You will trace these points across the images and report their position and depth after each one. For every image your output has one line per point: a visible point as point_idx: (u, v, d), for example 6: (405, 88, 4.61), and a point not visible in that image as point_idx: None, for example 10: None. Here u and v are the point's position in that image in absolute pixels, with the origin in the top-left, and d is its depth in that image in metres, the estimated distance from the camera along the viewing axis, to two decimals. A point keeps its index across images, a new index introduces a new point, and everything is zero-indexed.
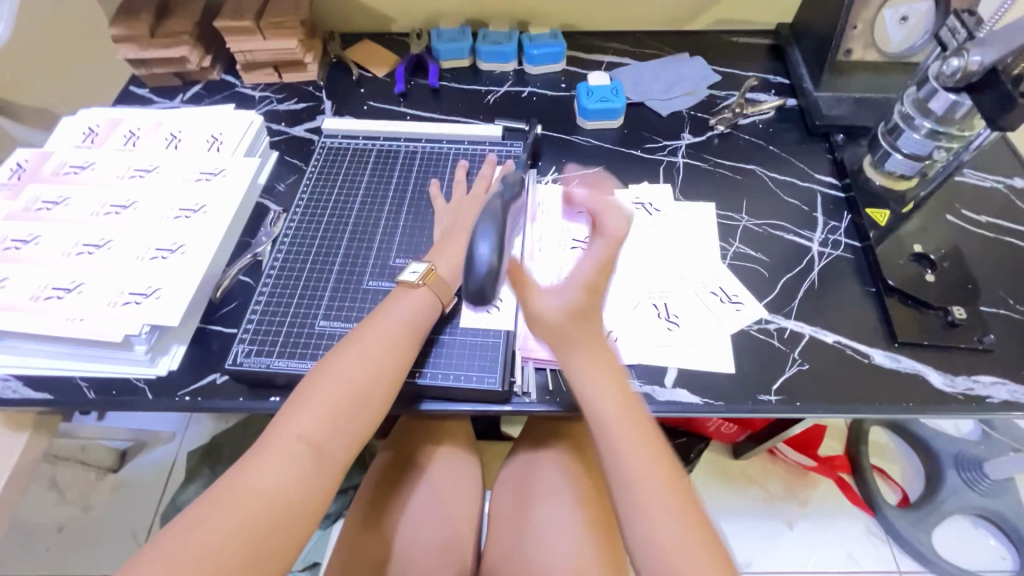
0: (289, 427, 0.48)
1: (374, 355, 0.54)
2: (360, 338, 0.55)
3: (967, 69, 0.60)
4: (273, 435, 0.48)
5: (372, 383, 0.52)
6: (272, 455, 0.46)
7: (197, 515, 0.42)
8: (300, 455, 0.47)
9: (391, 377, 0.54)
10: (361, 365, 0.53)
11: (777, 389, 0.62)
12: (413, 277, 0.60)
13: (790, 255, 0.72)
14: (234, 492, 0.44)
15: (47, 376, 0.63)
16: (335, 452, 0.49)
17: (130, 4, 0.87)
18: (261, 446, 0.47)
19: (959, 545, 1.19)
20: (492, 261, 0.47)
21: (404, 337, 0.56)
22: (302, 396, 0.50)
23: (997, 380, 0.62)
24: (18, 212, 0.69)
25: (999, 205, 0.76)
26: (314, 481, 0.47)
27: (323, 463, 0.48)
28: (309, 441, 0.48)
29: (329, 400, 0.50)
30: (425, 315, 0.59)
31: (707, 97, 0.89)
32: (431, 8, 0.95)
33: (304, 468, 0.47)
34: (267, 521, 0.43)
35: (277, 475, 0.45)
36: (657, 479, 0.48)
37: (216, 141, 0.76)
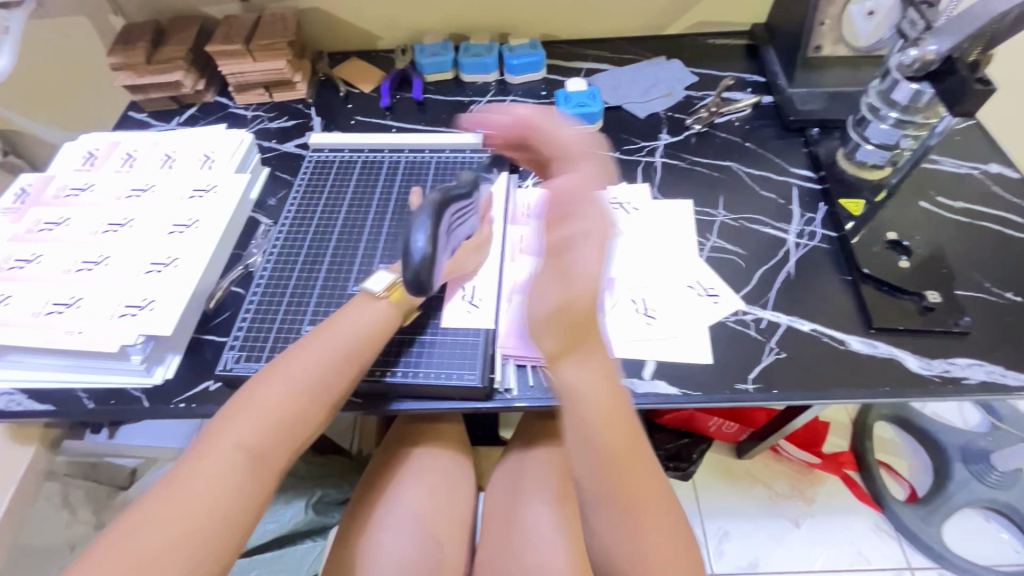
0: (228, 433, 0.49)
1: (320, 362, 0.56)
2: (310, 347, 0.57)
3: (925, 59, 0.63)
4: (211, 439, 0.49)
5: (317, 390, 0.55)
6: (209, 460, 0.47)
7: (137, 516, 0.43)
8: (239, 459, 0.48)
9: (335, 384, 0.56)
10: (307, 372, 0.55)
11: (754, 378, 0.63)
12: (376, 288, 0.64)
13: (766, 247, 0.74)
14: (174, 495, 0.45)
15: (50, 388, 0.66)
16: (274, 458, 0.50)
17: (127, 34, 0.91)
18: (199, 452, 0.48)
19: (970, 539, 1.17)
20: (427, 251, 0.55)
21: (356, 350, 0.59)
22: (245, 402, 0.52)
23: (974, 362, 0.63)
24: (22, 233, 0.72)
25: (976, 191, 0.77)
26: (253, 485, 0.48)
27: (262, 468, 0.49)
28: (248, 445, 0.49)
29: (271, 405, 0.52)
30: (379, 324, 0.62)
31: (685, 98, 0.91)
32: (415, 24, 0.99)
33: (245, 471, 0.48)
34: (205, 521, 0.44)
35: (216, 478, 0.46)
36: (635, 490, 0.49)
37: (208, 159, 0.80)
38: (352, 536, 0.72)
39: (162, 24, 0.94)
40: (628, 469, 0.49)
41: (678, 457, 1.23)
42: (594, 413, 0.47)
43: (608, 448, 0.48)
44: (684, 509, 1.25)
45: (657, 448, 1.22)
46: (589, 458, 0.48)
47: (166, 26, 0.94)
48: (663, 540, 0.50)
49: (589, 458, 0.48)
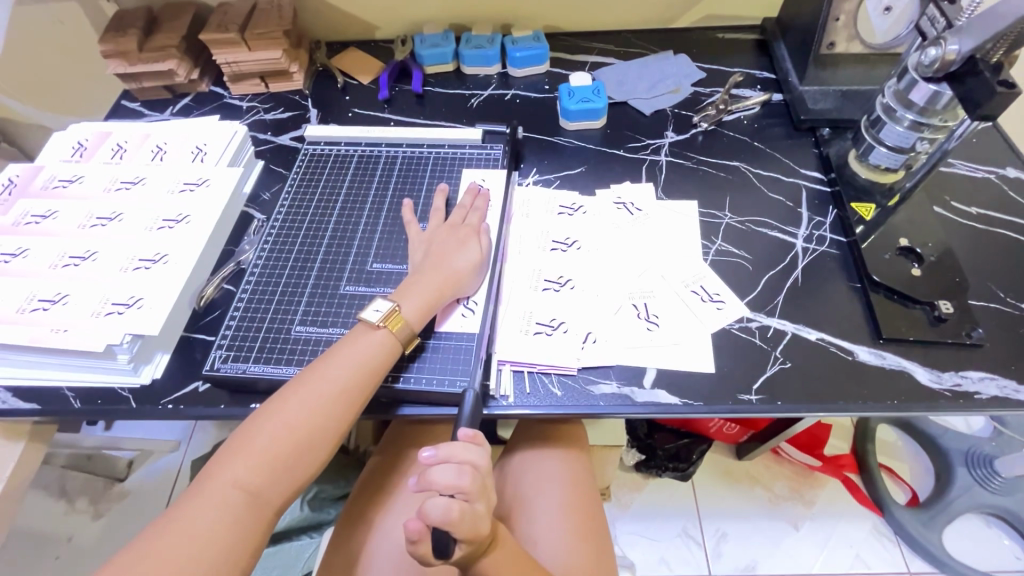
0: (223, 474, 0.50)
1: (317, 401, 0.54)
2: (307, 382, 0.55)
3: (946, 58, 0.60)
4: (207, 479, 0.50)
5: (313, 431, 0.53)
6: (204, 501, 0.48)
7: (133, 555, 0.46)
8: (232, 501, 0.49)
9: (332, 424, 0.54)
10: (302, 412, 0.53)
11: (758, 388, 0.61)
12: (375, 317, 0.59)
13: (773, 252, 0.71)
14: (171, 535, 0.47)
15: (36, 386, 0.64)
16: (269, 497, 0.51)
17: (118, 21, 0.88)
18: (196, 490, 0.49)
19: (971, 546, 1.16)
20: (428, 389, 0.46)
21: (353, 385, 0.55)
22: (241, 442, 0.52)
23: (986, 375, 0.61)
24: (8, 226, 0.71)
25: (991, 196, 0.74)
26: (246, 527, 0.49)
27: (255, 509, 0.50)
28: (243, 487, 0.49)
29: (266, 447, 0.51)
30: (382, 358, 0.58)
31: (692, 95, 0.88)
32: (415, 14, 0.96)
33: (237, 514, 0.49)
34: (198, 563, 0.46)
35: (209, 520, 0.48)
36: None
37: (200, 153, 0.78)
38: (345, 541, 0.72)
39: (156, 11, 0.92)
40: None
41: (676, 457, 1.21)
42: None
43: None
44: (682, 511, 1.23)
45: (656, 448, 1.21)
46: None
47: (159, 13, 0.91)
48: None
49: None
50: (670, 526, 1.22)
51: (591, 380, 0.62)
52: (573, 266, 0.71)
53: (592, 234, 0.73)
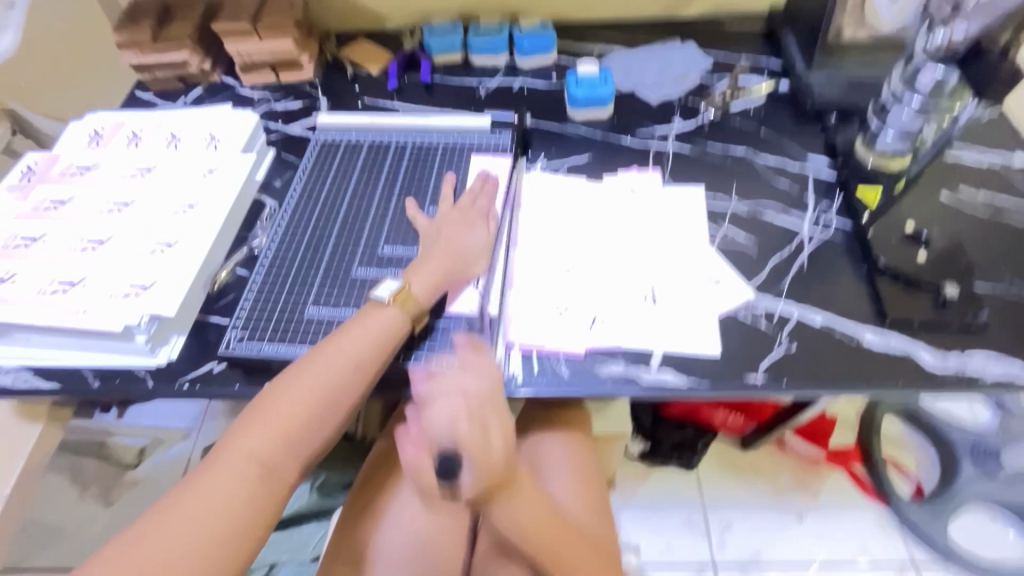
0: (241, 446, 0.51)
1: (329, 377, 0.55)
2: (321, 359, 0.56)
3: (953, 41, 0.61)
4: (224, 452, 0.51)
5: (326, 405, 0.54)
6: (222, 472, 0.49)
7: (152, 523, 0.46)
8: (249, 472, 0.50)
9: (344, 399, 0.55)
10: (316, 387, 0.55)
11: (764, 369, 0.62)
12: (384, 295, 0.61)
13: (779, 237, 0.72)
14: (190, 504, 0.47)
15: (56, 366, 0.66)
16: (284, 469, 0.52)
17: (133, 12, 0.90)
18: (212, 462, 0.50)
19: (976, 538, 1.16)
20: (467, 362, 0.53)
21: (365, 361, 0.57)
22: (257, 415, 0.53)
23: (992, 358, 0.61)
24: (28, 211, 0.72)
25: (998, 182, 0.75)
26: (262, 498, 0.50)
27: (272, 481, 0.51)
28: (259, 459, 0.51)
29: (281, 419, 0.53)
30: (392, 335, 0.59)
31: (699, 83, 0.89)
32: (423, 5, 0.97)
33: (253, 484, 0.50)
34: (217, 530, 0.47)
35: (227, 490, 0.49)
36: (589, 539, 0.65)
37: (214, 140, 0.79)
38: (356, 523, 0.73)
39: (169, 2, 0.93)
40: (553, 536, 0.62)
41: (681, 447, 1.22)
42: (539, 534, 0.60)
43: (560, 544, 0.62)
44: (686, 501, 1.24)
45: (661, 439, 1.21)
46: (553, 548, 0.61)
47: (172, 4, 0.93)
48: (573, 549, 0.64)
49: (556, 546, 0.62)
50: (675, 516, 1.23)
51: (598, 363, 0.63)
52: (580, 251, 0.71)
53: (600, 220, 0.74)
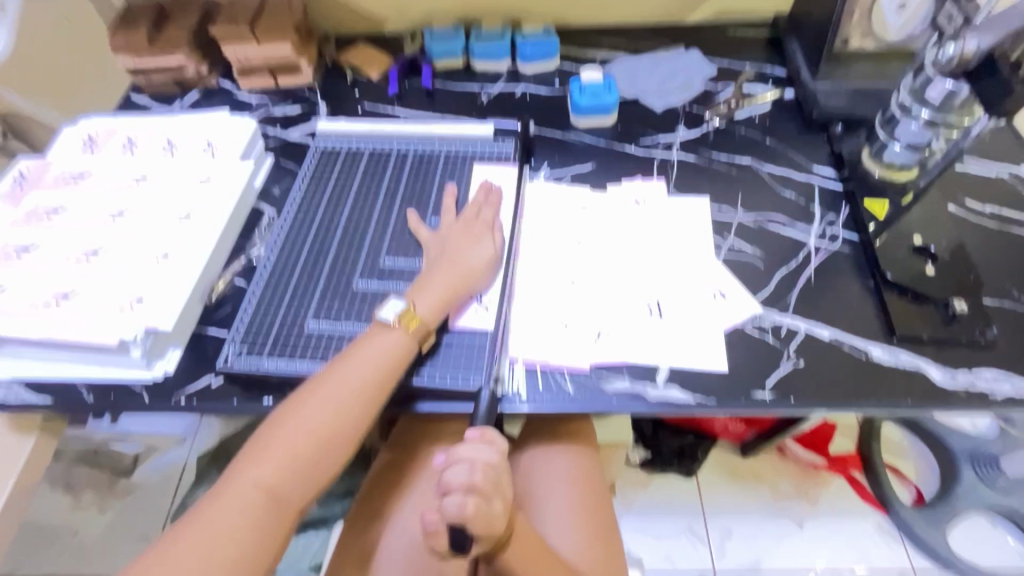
0: (246, 475, 0.50)
1: (336, 402, 0.54)
2: (327, 382, 0.55)
3: (963, 56, 0.60)
4: (230, 480, 0.50)
5: (332, 432, 0.53)
6: (228, 503, 0.49)
7: (159, 554, 0.46)
8: (253, 501, 0.49)
9: (351, 426, 0.54)
10: (322, 414, 0.53)
11: (771, 386, 0.61)
12: (389, 317, 0.60)
13: (786, 249, 0.71)
14: (195, 535, 0.47)
15: (49, 380, 0.64)
16: (290, 498, 0.51)
17: (129, 15, 0.88)
18: (218, 491, 0.50)
19: (975, 544, 1.16)
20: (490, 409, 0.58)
21: (371, 384, 0.55)
22: (263, 442, 0.52)
23: (1000, 375, 0.60)
24: (19, 221, 0.70)
25: (1005, 194, 0.74)
26: (267, 529, 0.49)
27: (276, 509, 0.50)
28: (264, 488, 0.50)
29: (286, 448, 0.51)
30: (398, 358, 0.58)
31: (703, 91, 0.88)
32: (425, 9, 0.95)
33: (258, 514, 0.49)
34: (223, 562, 0.46)
35: (231, 521, 0.48)
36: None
37: (211, 148, 0.77)
38: (357, 536, 0.72)
39: (165, 5, 0.91)
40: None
41: (682, 454, 1.22)
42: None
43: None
44: (687, 508, 1.23)
45: (662, 445, 1.22)
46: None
47: (168, 7, 0.91)
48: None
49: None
50: (674, 523, 1.22)
51: (604, 377, 0.62)
52: (585, 263, 0.70)
53: (605, 231, 0.73)
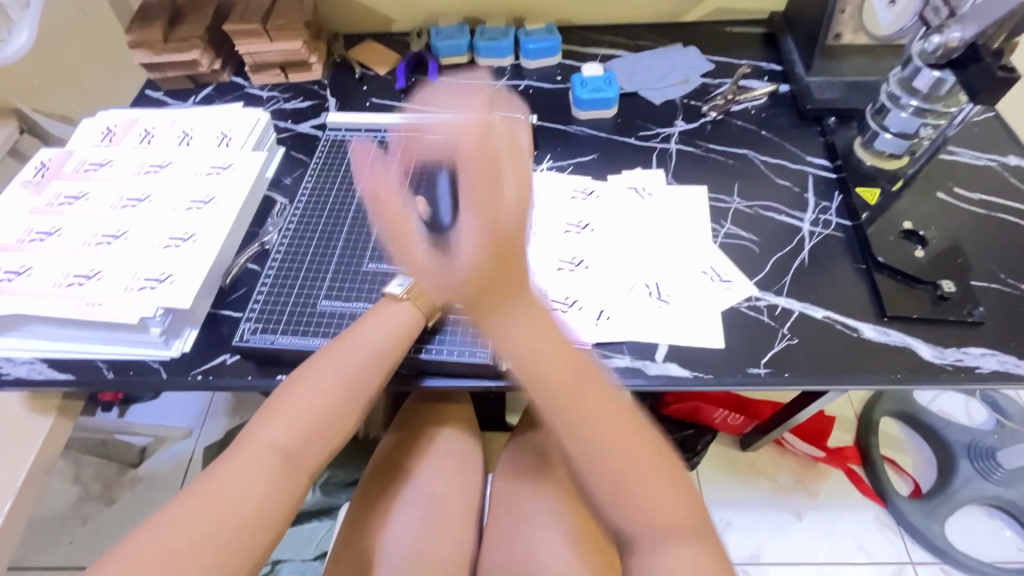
0: (261, 436, 0.52)
1: (348, 369, 0.56)
2: (337, 350, 0.58)
3: (948, 45, 0.63)
4: (245, 441, 0.52)
5: (344, 396, 0.56)
6: (244, 463, 0.51)
7: (175, 511, 0.47)
8: (269, 460, 0.51)
9: (362, 392, 0.57)
10: (335, 378, 0.56)
11: (767, 362, 0.63)
12: (398, 291, 0.62)
13: (781, 235, 0.74)
14: (211, 493, 0.48)
15: (70, 358, 0.67)
16: (304, 458, 0.53)
17: (145, 13, 0.91)
18: (234, 451, 0.52)
19: (973, 535, 1.17)
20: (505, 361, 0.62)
21: (381, 353, 0.58)
22: (277, 406, 0.54)
23: (988, 352, 0.63)
24: (41, 207, 0.73)
25: (992, 182, 0.77)
26: (281, 489, 0.51)
27: (291, 472, 0.52)
28: (279, 447, 0.52)
29: (300, 409, 0.54)
30: (407, 328, 0.61)
31: (701, 85, 0.91)
32: (431, 7, 0.98)
33: (274, 472, 0.51)
34: (240, 517, 0.48)
35: (247, 479, 0.50)
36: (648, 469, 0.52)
37: (225, 138, 0.80)
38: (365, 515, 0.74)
39: (180, 3, 0.94)
40: (637, 509, 0.51)
41: (682, 447, 1.20)
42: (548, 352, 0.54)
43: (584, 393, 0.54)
44: None
45: None
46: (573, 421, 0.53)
47: (183, 5, 0.94)
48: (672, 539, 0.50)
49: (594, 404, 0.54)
50: None
51: (605, 355, 0.64)
52: (587, 248, 0.73)
53: (606, 218, 0.76)
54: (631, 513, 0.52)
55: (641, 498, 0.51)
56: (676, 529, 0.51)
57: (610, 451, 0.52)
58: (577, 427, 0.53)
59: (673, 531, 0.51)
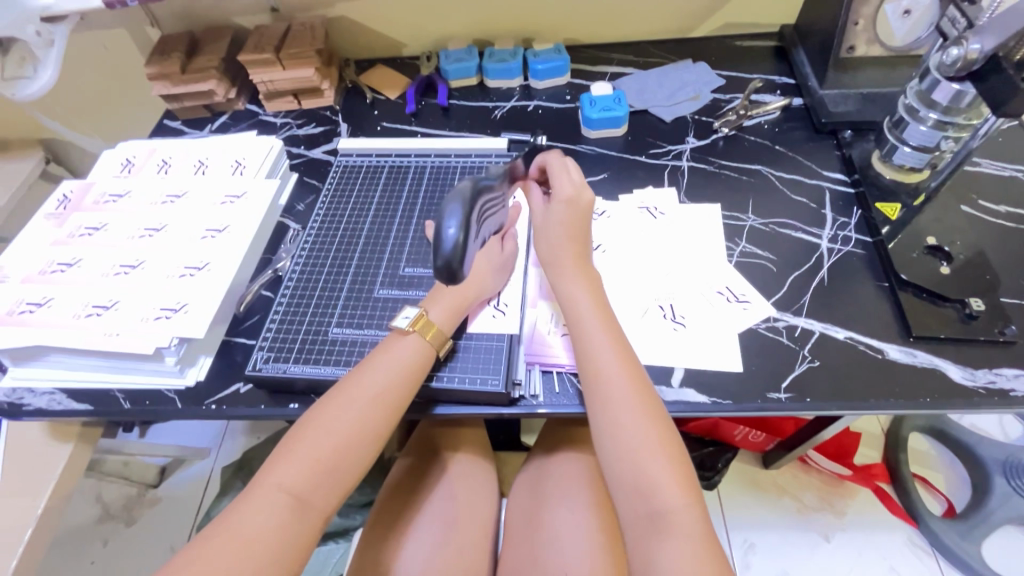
0: (272, 480, 0.51)
1: (357, 409, 0.56)
2: (345, 390, 0.57)
3: (968, 57, 0.60)
4: (257, 486, 0.52)
5: (355, 438, 0.55)
6: (256, 508, 0.50)
7: (188, 559, 0.47)
8: (280, 505, 0.50)
9: (373, 431, 0.56)
10: (344, 418, 0.55)
11: (787, 387, 0.61)
12: (405, 324, 0.62)
13: (799, 253, 0.72)
14: (224, 540, 0.48)
15: (88, 388, 0.68)
16: (316, 502, 0.52)
17: (164, 45, 0.94)
18: (247, 496, 0.51)
19: (1013, 558, 1.11)
20: (521, 374, 0.64)
21: (389, 390, 0.57)
22: (288, 448, 0.54)
23: (1021, 373, 0.60)
24: (62, 239, 0.75)
25: (1019, 193, 0.74)
26: (295, 534, 0.50)
27: (304, 515, 0.51)
28: (289, 492, 0.51)
29: (311, 452, 0.53)
30: (417, 365, 0.60)
31: (712, 101, 0.90)
32: (440, 31, 0.99)
33: (285, 518, 0.50)
34: (252, 564, 0.47)
35: (259, 525, 0.49)
36: (635, 395, 0.54)
37: (239, 166, 0.81)
38: (379, 539, 0.73)
39: (197, 35, 0.97)
40: (620, 388, 0.55)
41: (702, 466, 1.18)
42: (588, 303, 0.60)
43: (600, 328, 0.59)
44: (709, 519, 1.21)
45: None
46: (587, 346, 0.58)
47: (199, 38, 0.97)
48: (646, 424, 0.53)
49: (599, 336, 0.58)
50: None
51: None
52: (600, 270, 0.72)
53: (618, 238, 0.75)
54: (621, 396, 0.54)
55: (628, 382, 0.55)
56: (654, 420, 0.53)
57: (606, 333, 0.58)
58: (589, 308, 0.60)
59: (661, 445, 0.52)
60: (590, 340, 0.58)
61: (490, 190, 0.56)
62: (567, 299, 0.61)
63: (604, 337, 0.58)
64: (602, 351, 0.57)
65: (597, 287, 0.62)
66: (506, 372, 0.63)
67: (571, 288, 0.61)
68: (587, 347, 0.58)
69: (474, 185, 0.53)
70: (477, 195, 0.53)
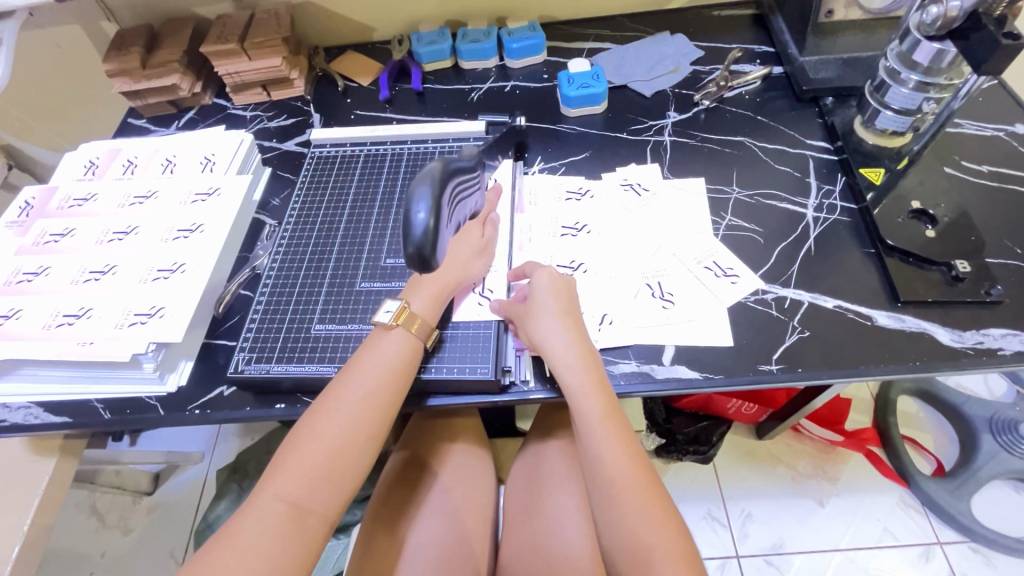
0: (268, 491, 0.50)
1: (348, 411, 0.54)
2: (335, 393, 0.56)
3: (948, 15, 0.60)
4: (253, 497, 0.50)
5: (350, 440, 0.53)
6: (252, 520, 0.48)
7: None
8: (273, 512, 0.49)
9: (367, 432, 0.54)
10: (336, 421, 0.54)
11: (778, 358, 0.61)
12: (388, 318, 0.60)
13: (784, 223, 0.71)
14: (221, 556, 0.46)
15: (65, 400, 0.66)
16: (313, 506, 0.51)
17: (122, 39, 0.89)
18: (243, 508, 0.50)
19: (1002, 512, 1.14)
20: (512, 361, 0.63)
21: (379, 388, 0.56)
22: (282, 458, 0.52)
23: (1010, 332, 0.60)
24: (27, 247, 0.72)
25: (1000, 152, 0.74)
26: (295, 543, 0.49)
27: (303, 522, 0.50)
28: (287, 500, 0.50)
29: (305, 460, 0.52)
30: (406, 358, 0.59)
31: (692, 74, 0.88)
32: (410, 12, 0.96)
33: (283, 525, 0.49)
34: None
35: (256, 538, 0.47)
36: (621, 459, 0.53)
37: (209, 162, 0.78)
38: (376, 535, 0.71)
39: (157, 28, 0.93)
40: (638, 502, 0.51)
41: (697, 441, 1.19)
42: (576, 367, 0.57)
43: (587, 390, 0.56)
44: (707, 492, 1.22)
45: (675, 433, 1.18)
46: (577, 412, 0.56)
47: (159, 30, 0.93)
48: (671, 548, 0.49)
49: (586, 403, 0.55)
50: (694, 510, 1.21)
51: (610, 361, 0.63)
52: (585, 251, 0.71)
53: (601, 219, 0.74)
54: (614, 467, 0.53)
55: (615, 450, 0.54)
56: (647, 489, 0.52)
57: (594, 397, 0.56)
58: (574, 372, 0.57)
59: (652, 513, 0.51)
60: (580, 405, 0.56)
61: (461, 173, 0.55)
62: (569, 399, 0.57)
63: (593, 403, 0.55)
64: (587, 417, 0.55)
65: (585, 348, 0.59)
66: (496, 357, 0.62)
67: (553, 353, 0.58)
68: (576, 407, 0.56)
69: (442, 169, 0.52)
70: (447, 175, 0.53)
